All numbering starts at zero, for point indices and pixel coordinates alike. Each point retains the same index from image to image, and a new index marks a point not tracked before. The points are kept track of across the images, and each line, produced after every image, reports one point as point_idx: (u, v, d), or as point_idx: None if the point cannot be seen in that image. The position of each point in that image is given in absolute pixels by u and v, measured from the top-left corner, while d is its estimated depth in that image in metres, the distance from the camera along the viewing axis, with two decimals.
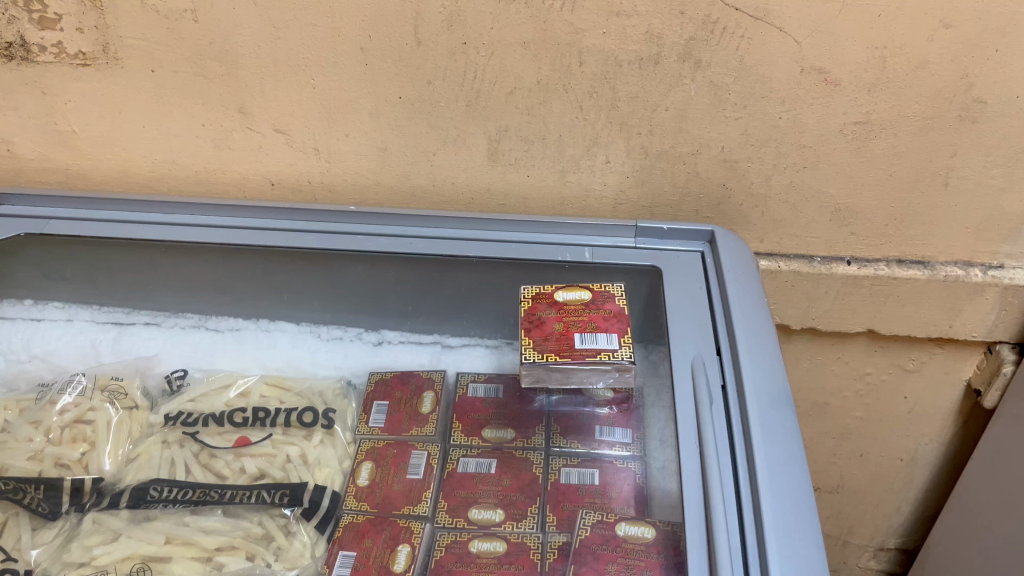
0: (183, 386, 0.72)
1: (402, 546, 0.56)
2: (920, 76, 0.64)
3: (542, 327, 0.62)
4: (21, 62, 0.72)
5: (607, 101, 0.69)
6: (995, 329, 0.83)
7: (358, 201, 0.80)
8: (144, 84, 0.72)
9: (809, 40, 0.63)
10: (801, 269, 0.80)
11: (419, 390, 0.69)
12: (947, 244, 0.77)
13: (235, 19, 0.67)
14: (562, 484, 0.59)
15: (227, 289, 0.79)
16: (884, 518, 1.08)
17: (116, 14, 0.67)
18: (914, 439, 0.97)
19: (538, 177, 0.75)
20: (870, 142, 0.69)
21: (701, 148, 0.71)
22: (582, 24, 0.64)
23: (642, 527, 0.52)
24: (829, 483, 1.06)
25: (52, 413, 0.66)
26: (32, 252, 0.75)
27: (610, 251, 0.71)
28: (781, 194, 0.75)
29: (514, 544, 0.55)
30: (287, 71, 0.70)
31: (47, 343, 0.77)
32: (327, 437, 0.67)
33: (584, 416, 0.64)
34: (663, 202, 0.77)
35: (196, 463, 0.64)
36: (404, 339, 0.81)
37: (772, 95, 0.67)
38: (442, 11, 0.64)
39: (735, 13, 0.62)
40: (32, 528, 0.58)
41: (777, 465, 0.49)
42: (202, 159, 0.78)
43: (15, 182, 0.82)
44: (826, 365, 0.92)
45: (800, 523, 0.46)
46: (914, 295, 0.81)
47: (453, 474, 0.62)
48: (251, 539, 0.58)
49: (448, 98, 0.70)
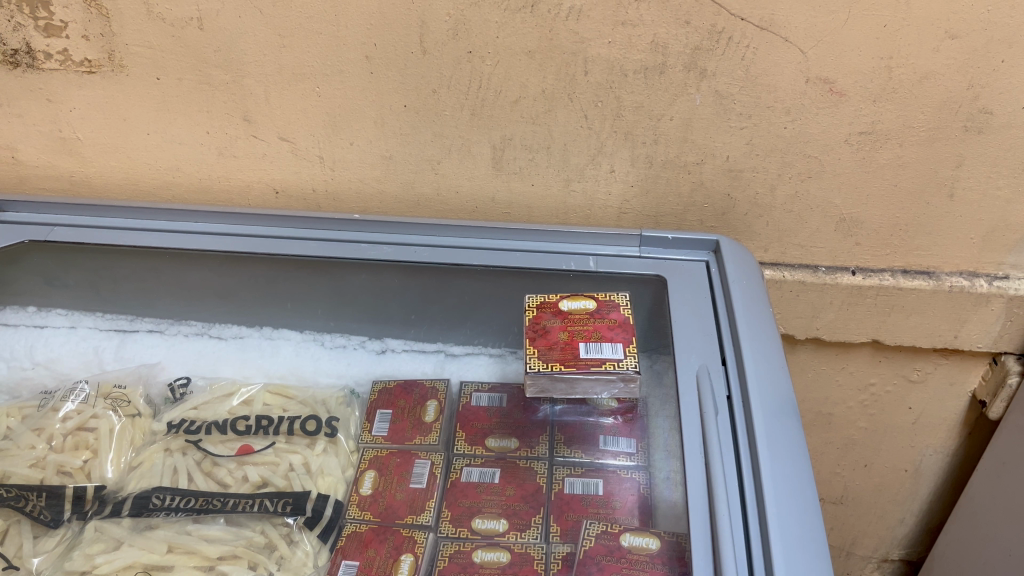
0: (185, 394, 0.72)
1: (405, 555, 0.56)
2: (925, 86, 0.64)
3: (546, 336, 0.62)
4: (26, 69, 0.72)
5: (612, 111, 0.69)
6: (1001, 340, 0.82)
7: (362, 209, 0.80)
8: (149, 92, 0.72)
9: (815, 51, 0.63)
10: (806, 279, 0.80)
11: (422, 399, 0.70)
12: (952, 255, 0.77)
13: (241, 27, 0.67)
14: (567, 493, 0.59)
15: (232, 296, 0.79)
16: (888, 529, 1.08)
17: (122, 22, 0.68)
18: (919, 450, 0.97)
19: (542, 186, 0.75)
20: (875, 152, 0.69)
21: (706, 158, 0.71)
22: (588, 33, 0.64)
23: (646, 538, 0.52)
24: (832, 493, 1.05)
25: (54, 420, 0.66)
26: (36, 259, 0.76)
27: (615, 260, 0.71)
28: (786, 204, 0.75)
29: (518, 555, 0.55)
30: (292, 79, 0.70)
31: (50, 350, 0.77)
32: (331, 445, 0.66)
33: (588, 425, 0.64)
34: (668, 211, 0.77)
35: (198, 471, 0.64)
36: (407, 347, 0.80)
37: (777, 104, 0.67)
38: (448, 19, 0.64)
39: (741, 22, 0.62)
40: (34, 537, 0.58)
41: (783, 476, 0.49)
42: (207, 166, 0.78)
43: (18, 189, 0.82)
44: (831, 375, 0.91)
45: (805, 534, 0.46)
46: (919, 305, 0.80)
47: (456, 483, 0.61)
48: (254, 548, 0.58)
49: (453, 107, 0.70)
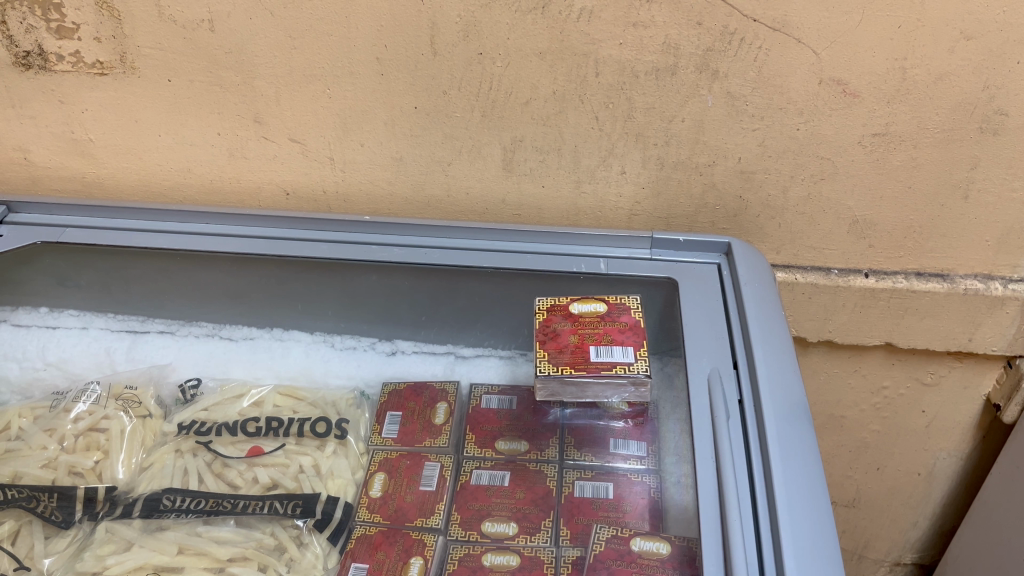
0: (196, 395, 0.72)
1: (414, 558, 0.56)
2: (940, 88, 0.64)
3: (557, 339, 0.61)
4: (38, 71, 0.72)
5: (623, 112, 0.68)
6: (1016, 343, 0.82)
7: (373, 211, 0.80)
8: (160, 93, 0.73)
9: (828, 52, 0.63)
10: (817, 282, 0.80)
11: (433, 401, 0.69)
12: (968, 257, 0.76)
13: (251, 29, 0.67)
14: (576, 496, 0.59)
15: (243, 297, 0.80)
16: (902, 532, 1.07)
17: (134, 24, 0.68)
18: (932, 453, 0.96)
19: (553, 188, 0.75)
20: (890, 153, 0.69)
21: (718, 159, 0.71)
22: (598, 34, 0.64)
23: (657, 542, 0.52)
24: (844, 496, 1.04)
25: (65, 421, 0.66)
26: (48, 260, 0.76)
27: (627, 262, 0.70)
28: (799, 206, 0.74)
29: (528, 559, 0.54)
30: (304, 80, 0.70)
31: (61, 350, 0.77)
32: (340, 447, 0.66)
33: (599, 429, 0.64)
34: (680, 213, 0.76)
35: (209, 472, 0.64)
36: (417, 349, 0.80)
37: (790, 106, 0.66)
38: (459, 21, 0.64)
39: (754, 23, 0.62)
40: (45, 537, 0.58)
41: (794, 478, 0.49)
42: (217, 168, 0.78)
43: (31, 191, 0.82)
44: (843, 378, 0.91)
45: (816, 540, 0.45)
46: (933, 308, 0.80)
47: (466, 486, 0.61)
48: (263, 550, 0.58)
49: (463, 108, 0.70)
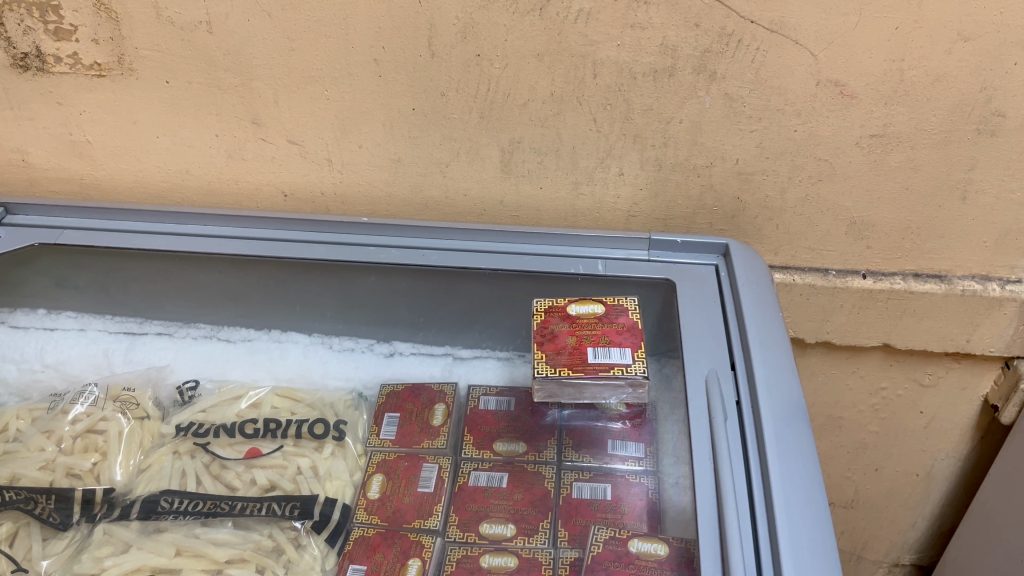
0: (194, 397, 0.72)
1: (413, 560, 0.56)
2: (938, 89, 0.64)
3: (555, 341, 0.61)
4: (37, 73, 0.72)
5: (621, 113, 0.68)
6: (1014, 344, 0.82)
7: (371, 212, 0.80)
8: (158, 95, 0.73)
9: (826, 53, 0.63)
10: (816, 283, 0.80)
11: (431, 402, 0.69)
12: (966, 258, 0.76)
13: (249, 30, 0.67)
14: (575, 497, 0.59)
15: (241, 299, 0.80)
16: (900, 533, 1.07)
17: (132, 25, 0.68)
18: (930, 454, 0.96)
19: (551, 189, 0.75)
20: (887, 155, 0.69)
21: (716, 160, 0.71)
22: (596, 35, 0.64)
23: (655, 543, 0.52)
24: (843, 497, 1.04)
25: (63, 422, 0.66)
26: (46, 262, 0.76)
27: (624, 264, 0.70)
28: (797, 207, 0.74)
29: (526, 560, 0.54)
30: (302, 82, 0.70)
31: (59, 352, 0.77)
32: (338, 449, 0.66)
33: (597, 430, 0.64)
34: (678, 214, 0.76)
35: (207, 474, 0.64)
36: (415, 350, 0.80)
37: (787, 107, 0.66)
38: (457, 22, 0.64)
39: (751, 25, 0.62)
40: (43, 538, 0.58)
41: (792, 479, 0.49)
42: (216, 170, 0.78)
43: (29, 192, 0.82)
44: (841, 378, 0.91)
45: (815, 541, 0.45)
46: (931, 309, 0.80)
47: (464, 488, 0.61)
48: (262, 552, 0.58)
49: (461, 110, 0.70)
